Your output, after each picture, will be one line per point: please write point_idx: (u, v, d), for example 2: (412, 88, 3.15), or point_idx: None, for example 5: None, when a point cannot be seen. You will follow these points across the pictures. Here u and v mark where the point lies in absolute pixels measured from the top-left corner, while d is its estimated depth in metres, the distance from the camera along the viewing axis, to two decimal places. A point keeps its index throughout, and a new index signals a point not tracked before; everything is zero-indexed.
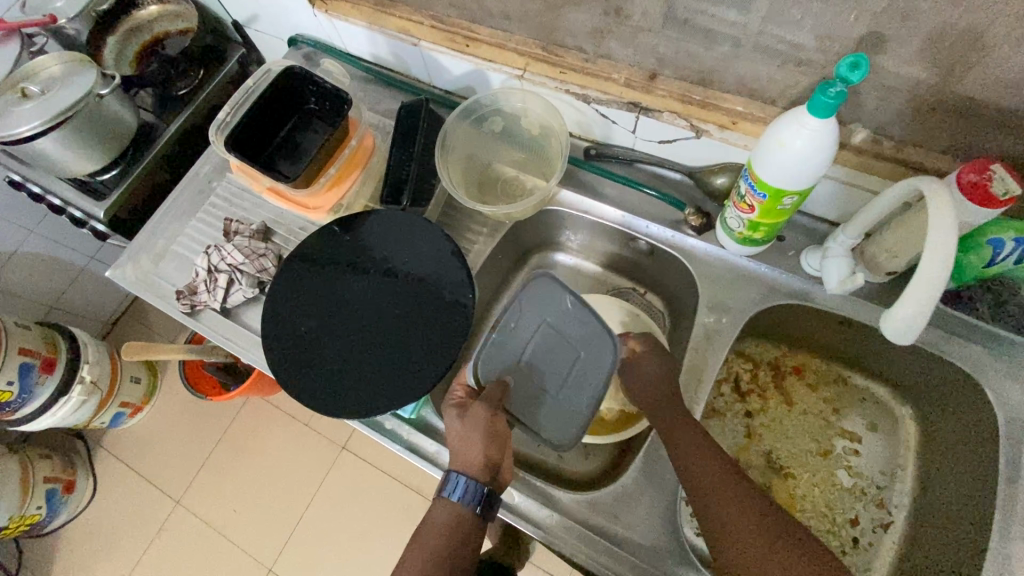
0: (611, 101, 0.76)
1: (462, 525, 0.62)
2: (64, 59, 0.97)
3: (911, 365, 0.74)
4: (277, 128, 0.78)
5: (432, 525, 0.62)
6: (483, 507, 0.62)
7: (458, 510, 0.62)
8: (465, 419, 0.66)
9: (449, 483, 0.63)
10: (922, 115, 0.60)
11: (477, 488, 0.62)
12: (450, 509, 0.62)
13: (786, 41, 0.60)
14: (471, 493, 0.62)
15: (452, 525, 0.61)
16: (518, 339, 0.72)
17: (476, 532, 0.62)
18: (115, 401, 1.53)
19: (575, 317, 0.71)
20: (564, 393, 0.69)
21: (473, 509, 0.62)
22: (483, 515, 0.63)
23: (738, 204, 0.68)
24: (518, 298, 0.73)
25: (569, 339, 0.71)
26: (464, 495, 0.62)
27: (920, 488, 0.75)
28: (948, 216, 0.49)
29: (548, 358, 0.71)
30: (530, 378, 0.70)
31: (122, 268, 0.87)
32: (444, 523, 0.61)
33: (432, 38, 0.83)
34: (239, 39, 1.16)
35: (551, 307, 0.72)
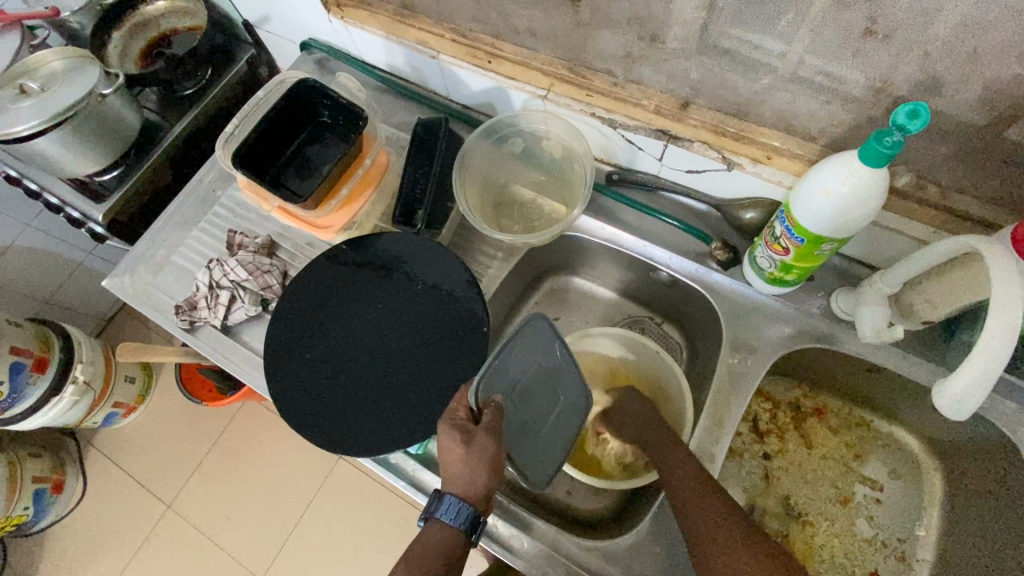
0: (639, 128, 0.72)
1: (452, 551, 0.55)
2: (66, 55, 0.93)
3: (940, 416, 0.71)
4: (287, 143, 0.74)
5: (419, 548, 0.55)
6: (475, 534, 0.57)
7: (450, 535, 0.55)
8: (469, 441, 0.59)
9: (440, 505, 0.56)
10: (972, 162, 0.57)
11: (474, 513, 0.56)
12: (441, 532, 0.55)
13: (833, 77, 0.57)
14: (463, 517, 0.56)
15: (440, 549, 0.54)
16: (506, 375, 0.67)
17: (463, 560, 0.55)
18: (108, 401, 1.50)
19: (570, 364, 0.68)
20: (547, 437, 0.66)
21: (464, 534, 0.56)
22: (472, 541, 0.57)
23: (771, 245, 0.65)
24: (515, 334, 0.68)
25: (559, 383, 0.68)
26: (458, 519, 0.55)
27: (944, 544, 0.72)
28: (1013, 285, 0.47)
29: (533, 396, 0.67)
30: (515, 417, 0.66)
31: (120, 278, 0.83)
32: (435, 547, 0.54)
33: (453, 52, 0.79)
34: (250, 40, 1.12)
35: (544, 350, 0.68)
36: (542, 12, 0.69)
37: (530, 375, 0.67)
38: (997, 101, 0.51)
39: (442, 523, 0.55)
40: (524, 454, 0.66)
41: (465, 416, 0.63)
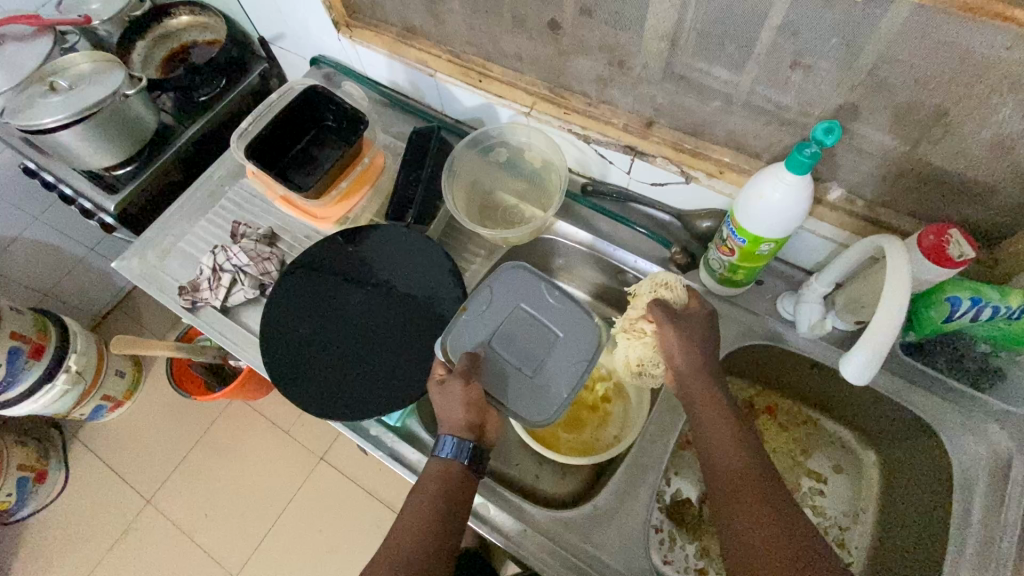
0: (609, 143, 0.81)
1: (452, 478, 0.64)
2: (94, 59, 1.02)
3: (873, 411, 0.78)
4: (296, 141, 0.83)
5: (425, 478, 0.65)
6: (471, 461, 0.65)
7: (447, 465, 0.64)
8: (443, 390, 0.67)
9: (438, 443, 0.65)
10: (888, 180, 0.66)
11: (465, 443, 0.65)
12: (439, 465, 0.65)
13: (772, 102, 0.67)
14: (460, 450, 0.64)
15: (442, 477, 0.64)
16: (486, 322, 0.72)
17: (466, 485, 0.64)
18: (98, 393, 1.53)
19: (552, 306, 0.73)
20: (540, 376, 0.70)
21: (461, 463, 0.65)
22: (472, 467, 0.65)
23: (720, 246, 0.73)
24: (489, 284, 0.74)
25: (543, 325, 0.72)
26: (454, 452, 0.64)
27: (880, 532, 0.78)
28: (903, 263, 0.56)
29: (518, 340, 0.71)
30: (504, 357, 0.70)
31: (128, 260, 0.89)
32: (438, 477, 0.64)
33: (448, 71, 0.89)
34: (264, 55, 1.22)
35: (526, 294, 0.74)
36: (527, 39, 0.79)
37: (515, 318, 0.72)
38: (902, 126, 0.61)
39: (440, 457, 0.65)
40: (518, 393, 0.69)
41: (444, 370, 0.70)
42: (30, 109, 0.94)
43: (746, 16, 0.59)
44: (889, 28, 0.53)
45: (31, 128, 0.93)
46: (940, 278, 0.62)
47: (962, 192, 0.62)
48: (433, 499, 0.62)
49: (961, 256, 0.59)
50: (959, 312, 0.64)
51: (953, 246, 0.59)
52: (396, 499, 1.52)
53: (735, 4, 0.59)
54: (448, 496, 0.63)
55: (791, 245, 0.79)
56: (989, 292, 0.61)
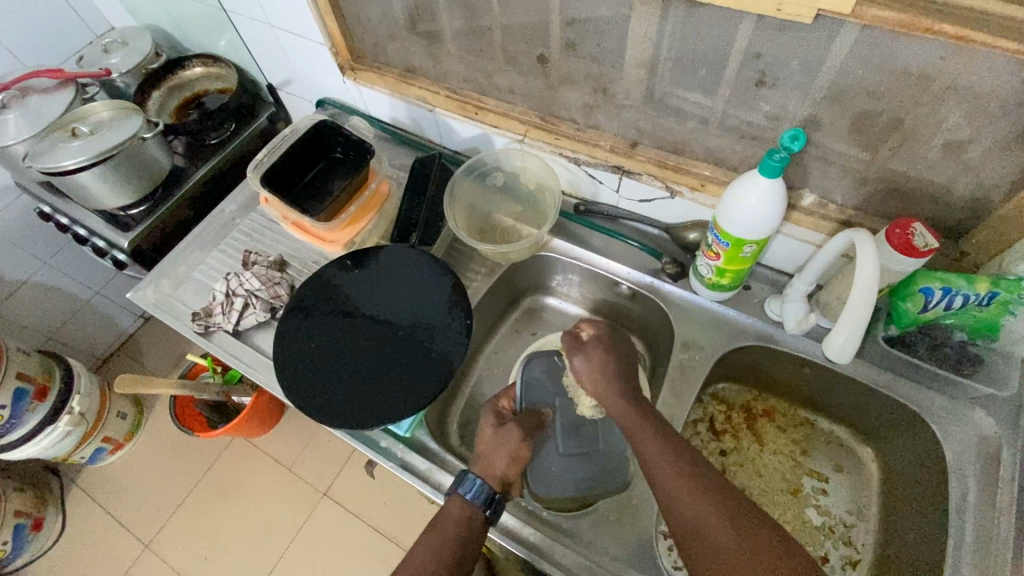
0: (598, 164, 0.88)
1: (469, 527, 0.64)
2: (113, 107, 1.09)
3: (863, 403, 0.81)
4: (306, 171, 0.89)
5: (445, 519, 0.65)
6: (491, 510, 0.66)
7: (469, 510, 0.65)
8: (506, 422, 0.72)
9: (463, 482, 0.66)
10: (856, 185, 0.72)
11: (490, 492, 0.66)
12: (462, 509, 0.65)
13: (743, 120, 0.73)
14: (481, 495, 0.65)
15: (462, 521, 0.64)
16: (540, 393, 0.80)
17: (481, 533, 0.65)
18: (99, 435, 1.51)
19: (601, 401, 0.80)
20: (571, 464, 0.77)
21: (482, 512, 0.65)
22: (490, 519, 0.66)
23: (706, 252, 0.78)
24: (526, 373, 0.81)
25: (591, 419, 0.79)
26: (476, 495, 0.65)
27: (885, 526, 0.79)
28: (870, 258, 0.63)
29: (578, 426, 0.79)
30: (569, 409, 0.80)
31: (143, 291, 0.93)
32: (458, 522, 0.64)
33: (446, 105, 0.96)
34: (272, 100, 1.31)
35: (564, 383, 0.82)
36: (519, 74, 0.87)
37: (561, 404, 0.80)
38: (863, 136, 0.67)
39: (464, 499, 0.65)
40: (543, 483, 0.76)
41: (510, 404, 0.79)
42: (51, 152, 1.00)
43: (716, 42, 0.66)
44: (839, 50, 0.60)
45: (53, 170, 0.98)
46: (911, 269, 0.67)
47: (921, 192, 0.68)
48: (454, 543, 0.63)
49: (926, 246, 0.64)
50: (932, 302, 0.69)
51: (918, 237, 0.65)
52: (401, 533, 1.48)
53: (704, 33, 0.66)
54: (466, 542, 0.63)
55: (773, 250, 0.84)
56: (957, 281, 0.66)
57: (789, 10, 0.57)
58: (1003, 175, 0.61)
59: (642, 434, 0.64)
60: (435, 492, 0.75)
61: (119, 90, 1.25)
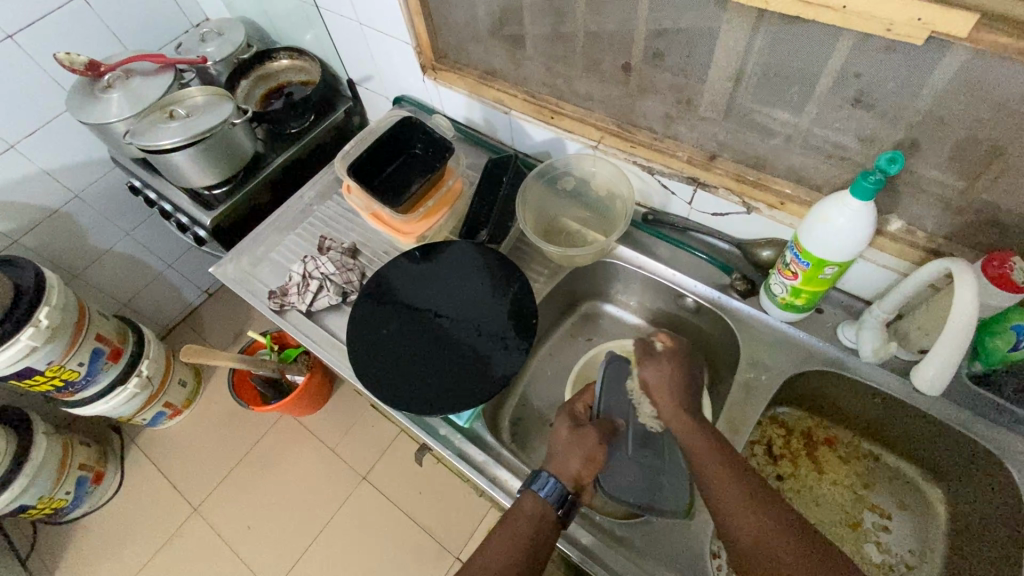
0: (673, 175, 0.87)
1: (544, 523, 0.64)
2: (208, 92, 1.16)
3: (933, 440, 0.78)
4: (387, 164, 0.92)
5: (518, 512, 0.65)
6: (563, 510, 0.65)
7: (543, 508, 0.64)
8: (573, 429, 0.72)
9: (537, 481, 0.66)
10: (949, 213, 0.70)
11: (564, 492, 0.65)
12: (536, 506, 0.65)
13: (832, 141, 0.72)
14: (554, 494, 0.65)
15: (536, 517, 0.64)
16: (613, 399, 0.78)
17: (554, 532, 0.64)
18: (161, 400, 1.60)
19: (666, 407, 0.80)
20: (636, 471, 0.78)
21: (554, 511, 0.65)
22: (562, 519, 0.65)
23: (783, 271, 0.77)
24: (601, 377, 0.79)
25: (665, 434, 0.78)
26: (551, 495, 0.65)
27: (949, 571, 0.75)
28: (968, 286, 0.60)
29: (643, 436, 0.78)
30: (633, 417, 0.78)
31: (225, 266, 0.99)
32: (531, 517, 0.64)
33: (523, 108, 0.98)
34: (350, 95, 1.36)
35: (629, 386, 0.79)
36: (599, 81, 0.88)
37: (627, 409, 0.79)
38: (962, 163, 0.64)
39: (537, 497, 0.65)
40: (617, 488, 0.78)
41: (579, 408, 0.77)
42: (152, 131, 1.07)
43: (810, 59, 0.65)
44: (947, 73, 0.58)
45: (152, 148, 1.05)
46: (1006, 303, 0.65)
47: (1022, 226, 0.65)
48: (527, 538, 0.63)
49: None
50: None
51: (1016, 272, 0.62)
52: (436, 525, 1.50)
53: (799, 50, 0.65)
54: (539, 540, 0.63)
55: (850, 275, 0.82)
56: None
57: (900, 31, 0.56)
58: None
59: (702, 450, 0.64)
60: (490, 485, 0.77)
61: (211, 78, 1.34)
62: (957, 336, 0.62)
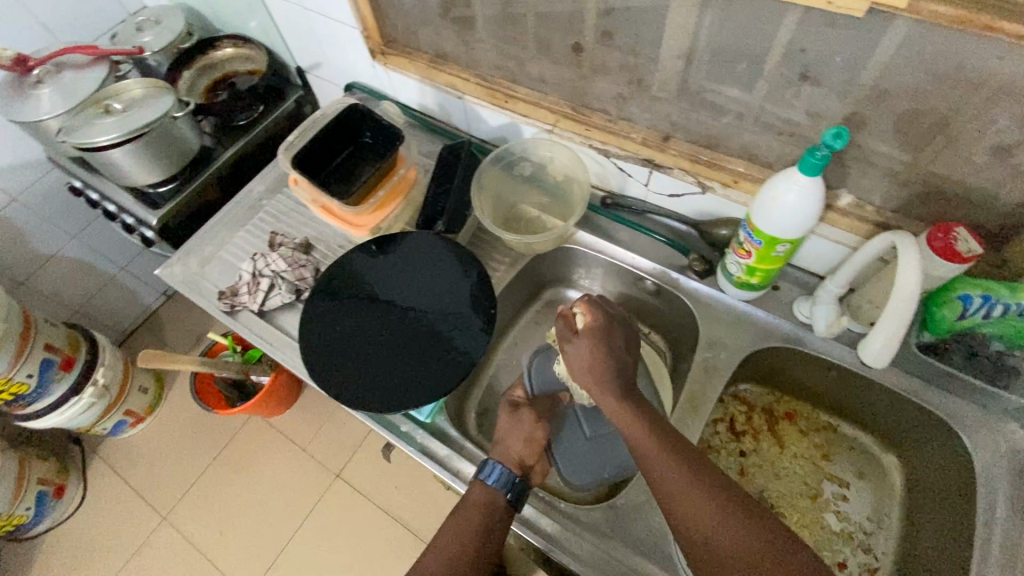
0: (628, 157, 0.86)
1: (494, 510, 0.66)
2: (145, 85, 1.10)
3: (889, 410, 0.79)
4: (335, 154, 0.89)
5: (468, 502, 0.67)
6: (513, 495, 0.67)
7: (491, 495, 0.67)
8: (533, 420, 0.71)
9: (484, 470, 0.68)
10: (896, 186, 0.70)
11: (511, 478, 0.67)
12: (484, 493, 0.67)
13: (782, 117, 0.72)
14: (502, 480, 0.67)
15: (485, 504, 0.66)
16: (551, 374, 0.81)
17: (505, 517, 0.66)
18: (121, 408, 1.55)
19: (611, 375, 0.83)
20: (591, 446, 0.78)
21: (503, 497, 0.67)
22: (514, 505, 0.67)
23: (738, 250, 0.77)
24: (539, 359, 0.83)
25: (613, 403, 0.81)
26: (499, 482, 0.67)
27: (905, 535, 0.78)
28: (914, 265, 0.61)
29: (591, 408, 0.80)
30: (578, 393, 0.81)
31: (172, 267, 0.95)
32: (480, 505, 0.66)
33: (476, 92, 0.95)
34: (300, 83, 1.31)
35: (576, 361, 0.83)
36: (551, 62, 0.86)
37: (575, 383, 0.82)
38: (907, 136, 0.65)
39: (485, 484, 0.67)
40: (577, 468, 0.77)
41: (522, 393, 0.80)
42: (85, 128, 1.01)
43: (757, 35, 0.64)
44: (890, 46, 0.58)
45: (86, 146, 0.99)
46: (951, 274, 0.66)
47: (965, 196, 0.66)
48: (475, 524, 0.65)
49: (969, 251, 0.62)
50: (971, 310, 0.67)
51: (959, 243, 0.63)
52: (413, 519, 1.49)
53: (747, 25, 0.64)
54: (490, 526, 0.65)
55: (804, 251, 0.83)
56: (999, 289, 0.64)
57: (842, 3, 0.55)
58: None
59: (646, 447, 0.62)
60: (453, 479, 0.76)
61: (151, 69, 1.27)
62: (903, 308, 0.63)
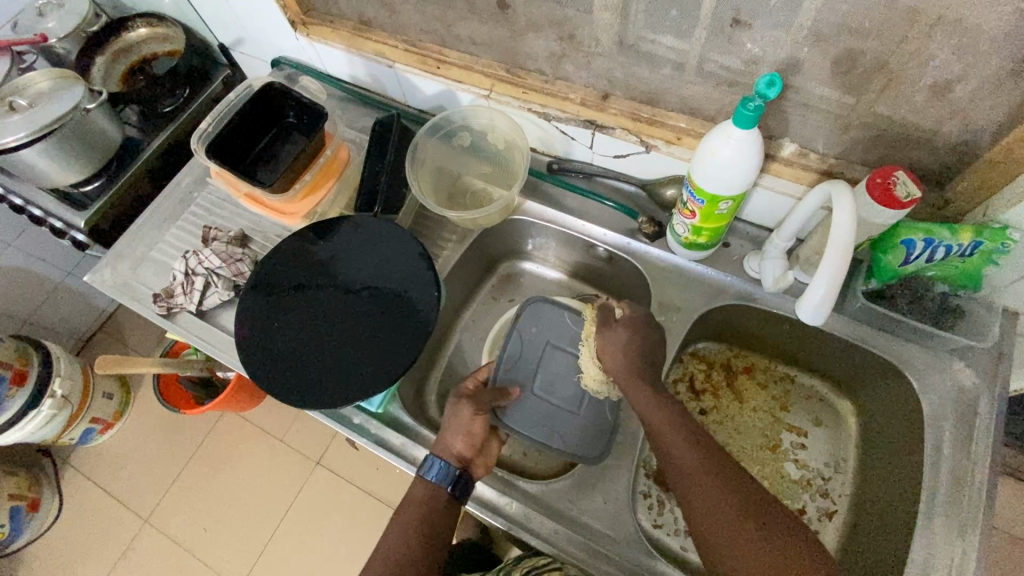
0: (569, 119, 0.82)
1: (436, 504, 0.67)
2: (52, 76, 1.00)
3: (840, 357, 0.80)
4: (258, 139, 0.84)
5: (411, 500, 0.68)
6: (455, 488, 0.67)
7: (431, 489, 0.67)
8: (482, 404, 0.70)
9: (425, 466, 0.68)
10: (838, 132, 0.68)
11: (449, 471, 0.67)
12: (426, 489, 0.67)
13: (720, 66, 0.68)
14: (444, 475, 0.67)
15: (426, 500, 0.67)
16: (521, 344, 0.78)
17: (449, 510, 0.67)
18: (86, 417, 1.51)
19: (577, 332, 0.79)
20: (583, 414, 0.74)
21: (446, 490, 0.67)
22: (457, 496, 0.68)
23: (682, 210, 0.75)
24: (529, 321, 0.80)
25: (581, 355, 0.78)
26: (440, 478, 0.67)
27: (861, 476, 0.80)
28: (848, 213, 0.60)
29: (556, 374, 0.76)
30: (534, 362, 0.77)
31: (101, 272, 0.90)
32: (422, 502, 0.67)
33: (406, 60, 0.89)
34: (225, 62, 1.21)
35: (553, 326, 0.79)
36: (480, 23, 0.80)
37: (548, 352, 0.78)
38: (846, 79, 0.62)
39: (426, 481, 0.68)
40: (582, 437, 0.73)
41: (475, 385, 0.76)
42: None
43: None
44: None
45: None
46: (893, 221, 0.65)
47: (906, 138, 0.64)
48: (416, 524, 0.65)
49: (909, 196, 0.61)
50: (914, 253, 0.67)
51: (899, 187, 0.61)
52: (396, 498, 1.50)
53: None
54: (433, 521, 0.66)
55: (752, 205, 0.81)
56: (940, 231, 0.63)
57: None
58: (994, 115, 0.57)
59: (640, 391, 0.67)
60: (410, 466, 0.75)
61: (59, 58, 1.17)
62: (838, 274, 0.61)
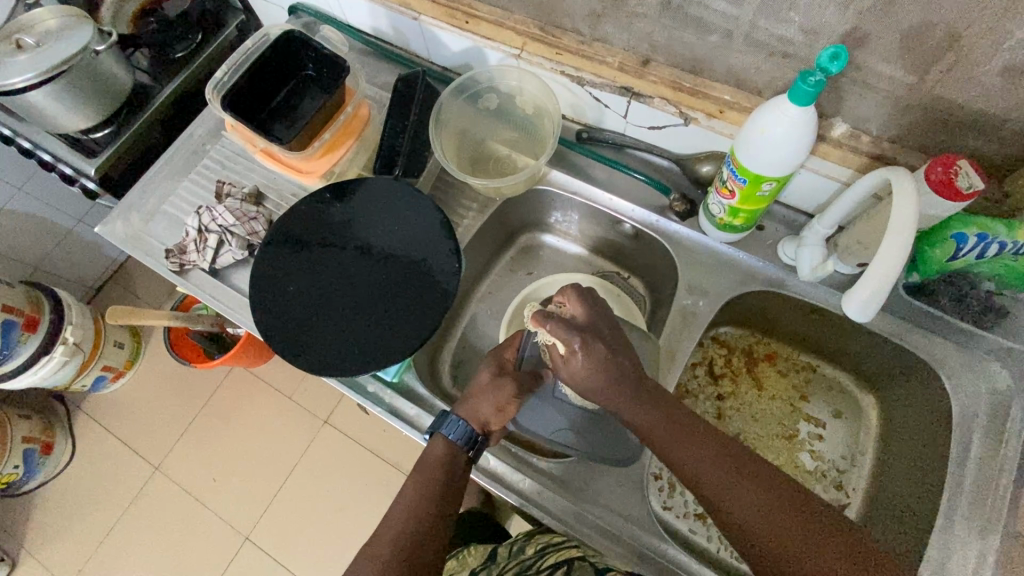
0: (603, 85, 0.78)
1: (453, 464, 0.66)
2: (59, 13, 0.95)
3: (867, 350, 0.78)
4: (276, 92, 0.81)
5: (429, 459, 0.66)
6: (472, 451, 0.67)
7: (452, 449, 0.66)
8: (496, 382, 0.70)
9: (445, 423, 0.68)
10: (895, 114, 0.63)
11: (472, 431, 0.67)
12: (445, 448, 0.66)
13: (774, 35, 0.62)
14: (463, 433, 0.67)
15: (445, 460, 0.66)
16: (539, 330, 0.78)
17: (464, 470, 0.67)
18: (98, 364, 1.51)
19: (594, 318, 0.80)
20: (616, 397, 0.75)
21: (463, 453, 0.67)
22: (472, 459, 0.68)
23: (720, 189, 0.71)
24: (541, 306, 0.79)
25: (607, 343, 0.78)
26: (461, 436, 0.67)
27: (877, 472, 0.79)
28: (911, 200, 0.57)
29: None
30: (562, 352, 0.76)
31: (111, 224, 0.87)
32: (442, 459, 0.66)
33: (432, 12, 0.84)
34: (240, 6, 1.15)
35: None
36: None
37: None
38: (915, 56, 0.57)
39: (446, 439, 0.67)
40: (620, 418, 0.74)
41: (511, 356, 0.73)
42: None
43: None
44: None
45: None
46: (947, 213, 0.61)
47: (970, 124, 0.60)
48: (437, 482, 0.64)
49: (971, 188, 0.57)
50: (964, 249, 0.63)
51: (961, 178, 0.58)
52: (402, 460, 1.52)
53: None
54: (450, 479, 0.65)
55: (792, 188, 0.77)
56: (996, 226, 0.60)
57: None
58: None
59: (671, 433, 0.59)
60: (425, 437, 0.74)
61: None
62: (894, 269, 0.58)
